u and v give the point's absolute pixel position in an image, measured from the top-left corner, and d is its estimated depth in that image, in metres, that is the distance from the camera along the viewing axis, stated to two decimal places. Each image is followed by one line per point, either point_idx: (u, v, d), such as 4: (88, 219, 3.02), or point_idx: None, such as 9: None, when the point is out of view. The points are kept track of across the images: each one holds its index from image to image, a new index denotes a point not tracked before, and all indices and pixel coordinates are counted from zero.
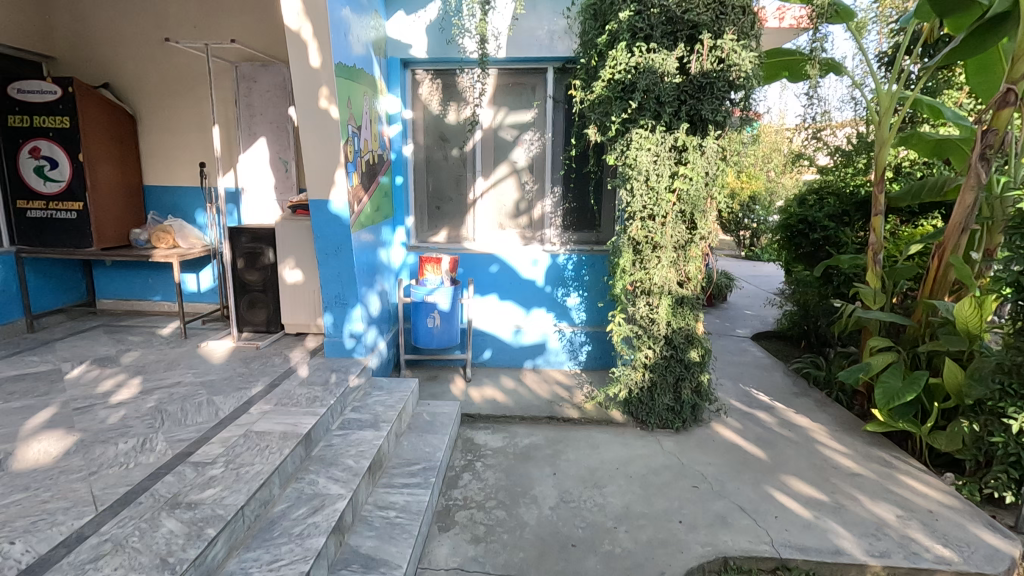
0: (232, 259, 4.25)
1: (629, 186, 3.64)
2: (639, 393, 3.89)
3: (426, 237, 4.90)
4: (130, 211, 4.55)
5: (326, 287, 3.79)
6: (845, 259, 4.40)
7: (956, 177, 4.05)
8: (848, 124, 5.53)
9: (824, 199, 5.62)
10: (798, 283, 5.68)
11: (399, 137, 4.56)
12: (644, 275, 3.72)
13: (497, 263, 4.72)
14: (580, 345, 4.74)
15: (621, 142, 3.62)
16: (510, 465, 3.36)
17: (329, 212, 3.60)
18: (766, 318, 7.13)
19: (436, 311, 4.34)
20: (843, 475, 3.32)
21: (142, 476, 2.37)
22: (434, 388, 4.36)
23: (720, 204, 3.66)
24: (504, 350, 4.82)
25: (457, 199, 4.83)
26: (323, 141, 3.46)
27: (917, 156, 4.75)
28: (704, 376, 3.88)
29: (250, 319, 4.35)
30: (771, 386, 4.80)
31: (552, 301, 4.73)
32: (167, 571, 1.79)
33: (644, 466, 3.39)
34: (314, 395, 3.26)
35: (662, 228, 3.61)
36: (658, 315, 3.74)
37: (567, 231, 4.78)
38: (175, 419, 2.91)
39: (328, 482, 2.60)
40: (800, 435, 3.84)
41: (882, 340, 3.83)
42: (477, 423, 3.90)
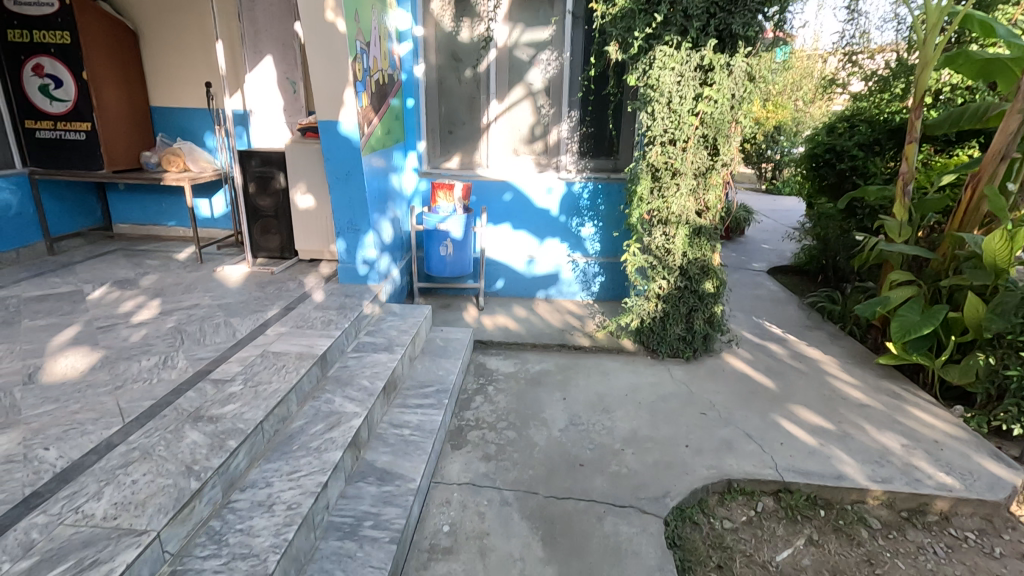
0: (243, 183, 4.20)
1: (650, 109, 3.46)
2: (651, 323, 3.89)
3: (438, 163, 4.78)
4: (139, 133, 4.48)
5: (338, 212, 3.75)
6: (872, 189, 4.24)
7: (1000, 103, 3.80)
8: (888, 46, 5.16)
9: (855, 127, 5.36)
10: (820, 215, 5.51)
11: (409, 56, 4.35)
12: (661, 204, 3.62)
13: (510, 191, 4.62)
14: (593, 276, 4.71)
15: (642, 61, 3.41)
16: (521, 390, 3.44)
17: (340, 134, 3.51)
18: (784, 252, 7.00)
19: (449, 239, 4.30)
20: (851, 405, 3.35)
21: (165, 391, 2.46)
22: (447, 315, 4.40)
23: (745, 129, 3.50)
24: (517, 280, 4.81)
25: (470, 123, 4.67)
26: (330, 58, 3.31)
27: (960, 81, 4.45)
28: (717, 307, 3.85)
29: (264, 245, 4.35)
30: (784, 319, 4.77)
31: (566, 231, 4.66)
32: (193, 477, 1.89)
33: (652, 393, 3.44)
34: (329, 318, 3.31)
35: (683, 153, 3.48)
36: (675, 245, 3.67)
37: (584, 158, 4.63)
38: (194, 339, 2.98)
39: (344, 401, 2.68)
40: (811, 367, 3.85)
41: (904, 274, 3.74)
42: (489, 349, 3.96)
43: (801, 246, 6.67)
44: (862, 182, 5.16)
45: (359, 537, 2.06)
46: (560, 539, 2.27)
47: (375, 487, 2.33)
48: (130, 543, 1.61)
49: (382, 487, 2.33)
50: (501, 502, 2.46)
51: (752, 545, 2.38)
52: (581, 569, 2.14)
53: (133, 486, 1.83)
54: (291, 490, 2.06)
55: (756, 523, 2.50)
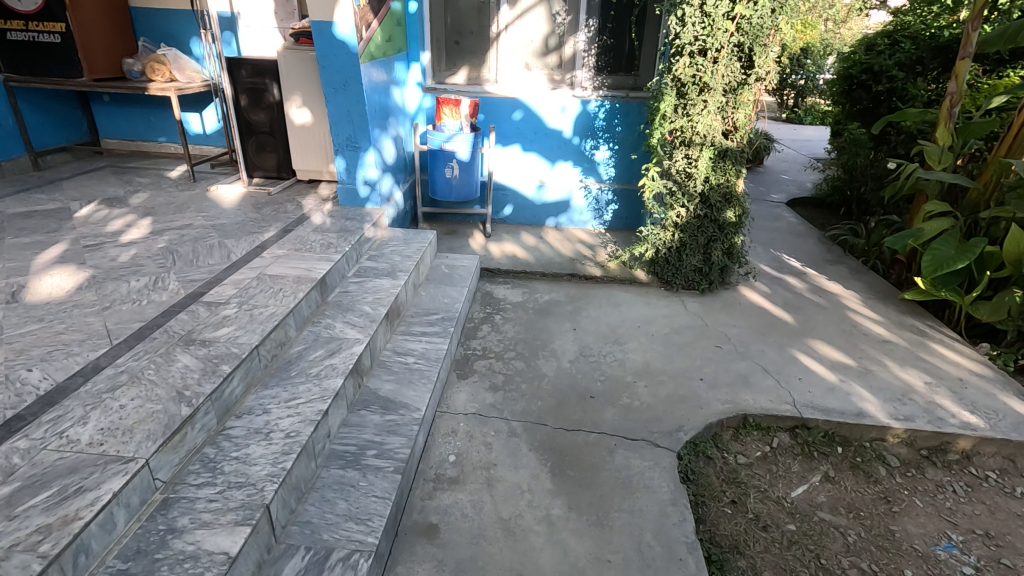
0: (235, 95, 3.90)
1: (680, 12, 3.11)
2: (666, 254, 3.70)
3: (443, 78, 4.42)
4: (119, 37, 4.10)
5: (336, 127, 3.47)
6: (913, 112, 3.91)
7: None
8: None
9: (898, 44, 4.91)
10: (848, 143, 5.17)
11: None
12: (686, 122, 3.33)
13: (521, 109, 4.29)
14: (606, 205, 4.48)
15: None
16: (529, 319, 3.31)
17: (335, 37, 3.17)
18: (804, 184, 6.66)
19: (455, 160, 4.04)
20: (873, 341, 3.21)
21: (156, 313, 2.33)
22: (452, 242, 4.21)
23: (784, 38, 3.15)
24: (526, 207, 4.58)
25: (479, 32, 4.26)
26: None
27: None
28: (738, 238, 3.64)
29: (259, 163, 4.10)
30: (804, 253, 4.56)
31: (579, 154, 4.38)
32: (184, 403, 1.79)
33: (666, 325, 3.31)
34: (328, 242, 3.13)
35: (714, 65, 3.15)
36: (697, 169, 3.41)
37: (601, 74, 4.25)
38: (187, 260, 2.83)
39: (345, 327, 2.56)
40: (831, 301, 3.69)
41: (941, 205, 3.49)
42: (497, 278, 3.81)
43: (823, 177, 6.33)
44: (901, 104, 4.75)
45: (363, 466, 1.98)
46: (569, 471, 2.20)
47: (378, 416, 2.24)
48: (117, 470, 1.52)
49: (386, 416, 2.24)
50: (509, 433, 2.38)
51: (767, 481, 2.31)
52: (590, 501, 2.07)
53: (120, 412, 1.74)
54: (289, 418, 1.96)
55: (771, 459, 2.42)
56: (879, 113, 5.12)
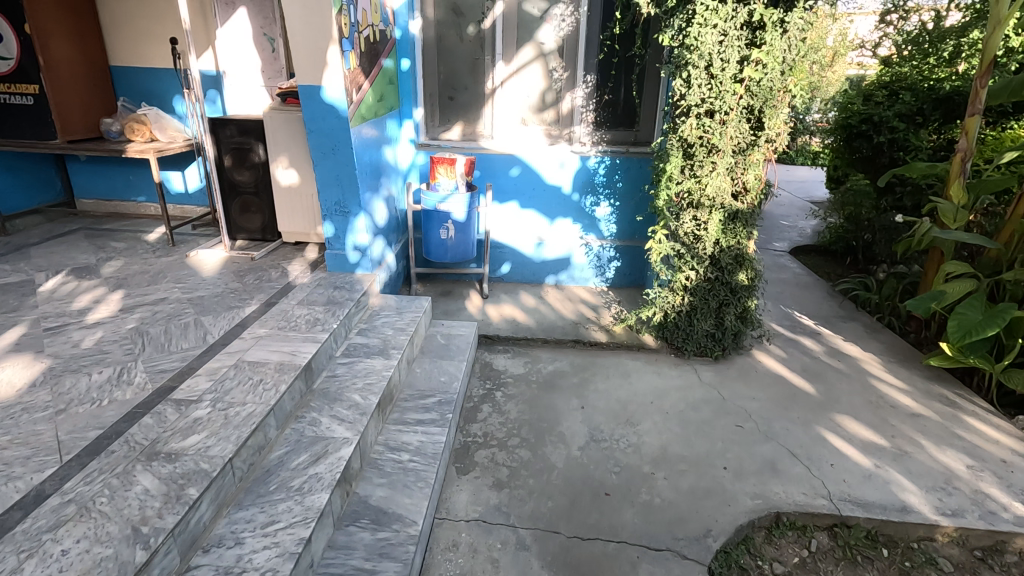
0: (218, 156, 3.74)
1: (685, 74, 2.99)
2: (676, 317, 3.51)
3: (437, 133, 4.27)
4: (96, 96, 3.92)
5: (324, 192, 3.27)
6: (921, 166, 3.81)
7: None
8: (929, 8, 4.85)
9: (896, 95, 4.89)
10: (850, 192, 5.08)
11: (404, 10, 3.80)
12: (694, 184, 3.18)
13: (518, 165, 4.15)
14: (608, 262, 4.29)
15: (679, 16, 2.92)
16: (533, 396, 3.06)
17: (324, 101, 2.99)
18: (804, 230, 6.55)
19: (450, 221, 3.86)
20: (903, 415, 2.99)
21: (116, 418, 2.06)
22: (448, 304, 3.99)
23: (796, 99, 3.01)
24: (524, 265, 4.38)
25: (473, 87, 4.14)
26: (309, 9, 2.77)
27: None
28: (751, 301, 3.44)
29: (243, 225, 3.91)
30: (815, 309, 4.37)
31: (580, 211, 4.22)
32: (139, 545, 1.52)
33: (681, 400, 3.06)
34: (314, 317, 2.89)
35: (722, 127, 3.01)
36: (707, 232, 3.25)
37: (600, 128, 4.13)
38: (157, 345, 2.56)
39: (332, 423, 2.29)
40: (851, 367, 3.48)
41: (960, 265, 3.34)
42: (496, 346, 3.57)
43: (824, 224, 6.23)
44: (904, 156, 4.68)
45: None
46: None
47: (369, 534, 1.96)
48: None
49: (377, 534, 1.96)
50: (518, 546, 2.11)
51: None
52: None
53: (61, 561, 1.46)
54: (265, 552, 1.69)
55: (811, 566, 2.15)
56: (881, 163, 5.05)
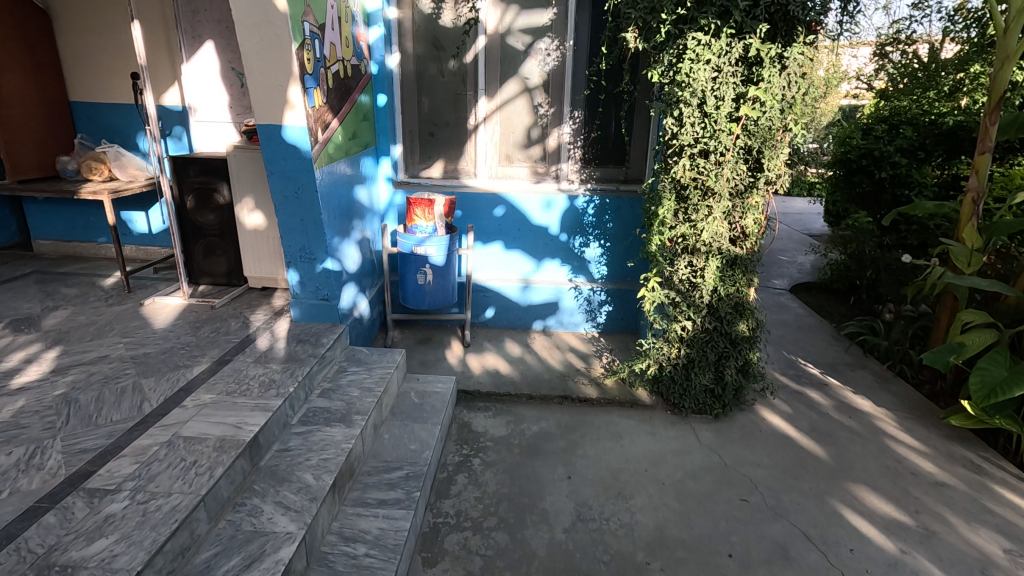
0: (180, 197, 3.50)
1: (677, 112, 2.76)
2: (672, 371, 3.22)
3: (417, 171, 4.03)
4: (53, 134, 3.70)
5: (288, 238, 3.02)
6: (928, 206, 3.60)
7: None
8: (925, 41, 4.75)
9: (897, 129, 4.74)
10: (851, 229, 4.87)
11: (380, 44, 3.62)
12: (689, 229, 2.94)
13: (502, 204, 3.91)
14: (599, 306, 4.02)
15: (668, 51, 2.70)
16: (515, 464, 2.74)
17: (285, 141, 2.75)
18: (804, 266, 6.32)
19: (428, 265, 3.60)
20: (926, 484, 2.69)
21: (12, 516, 1.74)
22: (426, 354, 3.70)
23: (797, 137, 2.79)
24: (510, 309, 4.09)
25: (455, 123, 3.92)
26: (268, 43, 2.54)
27: None
28: (753, 353, 3.17)
29: (207, 269, 3.65)
30: (820, 355, 4.09)
31: (568, 252, 3.98)
32: None
33: (678, 467, 2.75)
34: (270, 378, 2.59)
35: (718, 168, 2.78)
36: (704, 279, 3.00)
37: (588, 166, 3.92)
38: (84, 416, 2.25)
39: (275, 513, 1.97)
40: (864, 425, 3.18)
41: (978, 314, 3.09)
42: (476, 402, 3.27)
43: (825, 260, 6.00)
44: (908, 192, 4.50)
45: None
46: None
47: None
48: None
49: None
50: None
51: None
52: None
53: None
54: None
55: None
56: (883, 199, 4.87)
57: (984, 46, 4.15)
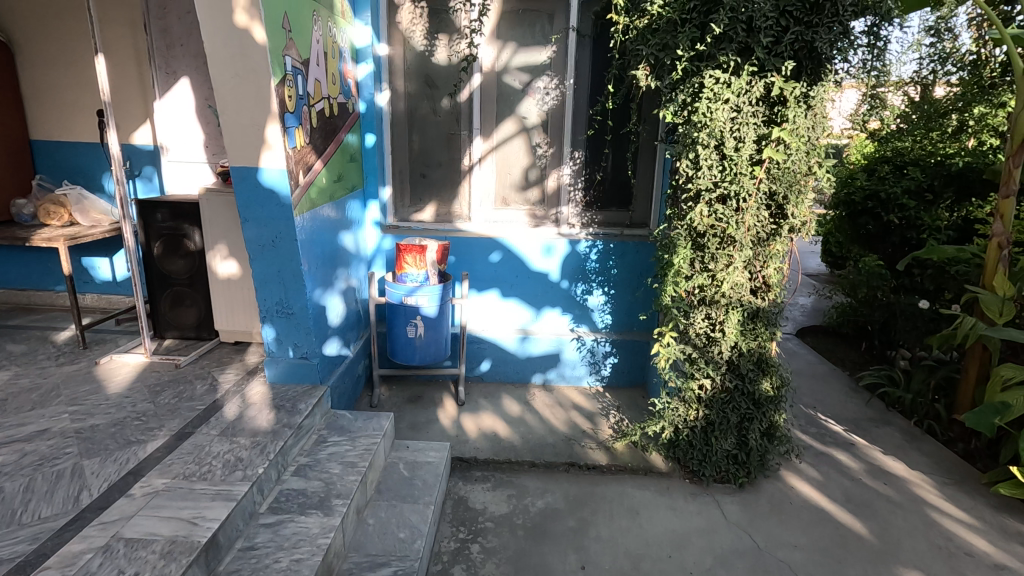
0: (146, 244, 3.18)
1: (693, 154, 2.55)
2: (689, 434, 2.91)
3: (408, 214, 3.77)
4: (11, 172, 3.36)
5: (262, 291, 2.70)
6: (950, 251, 3.40)
7: None
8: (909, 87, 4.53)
9: (904, 171, 4.61)
10: (860, 272, 4.68)
11: (369, 81, 3.41)
12: (707, 280, 2.69)
13: (499, 249, 3.65)
14: (604, 358, 3.72)
15: (683, 90, 2.50)
16: (520, 551, 2.39)
17: (261, 185, 2.47)
18: (807, 308, 6.11)
19: (419, 316, 3.29)
20: (985, 568, 2.38)
21: None
22: (416, 416, 3.35)
23: (824, 182, 2.57)
24: (506, 362, 3.76)
25: (449, 164, 3.68)
26: (244, 79, 2.29)
27: None
28: (778, 415, 2.87)
29: (174, 322, 3.30)
30: (841, 409, 3.82)
31: (570, 299, 3.71)
32: None
33: (706, 552, 2.41)
34: (236, 457, 2.23)
35: (738, 214, 2.55)
36: (723, 333, 2.73)
37: (590, 209, 3.69)
38: (6, 513, 1.87)
39: None
40: (903, 493, 2.88)
41: (1019, 369, 2.85)
42: (472, 472, 2.91)
43: (829, 302, 5.81)
44: (919, 235, 4.35)
45: None
46: None
47: None
48: None
49: None
50: None
51: None
52: None
53: None
54: None
55: None
56: (892, 242, 4.71)
57: (984, 88, 3.94)
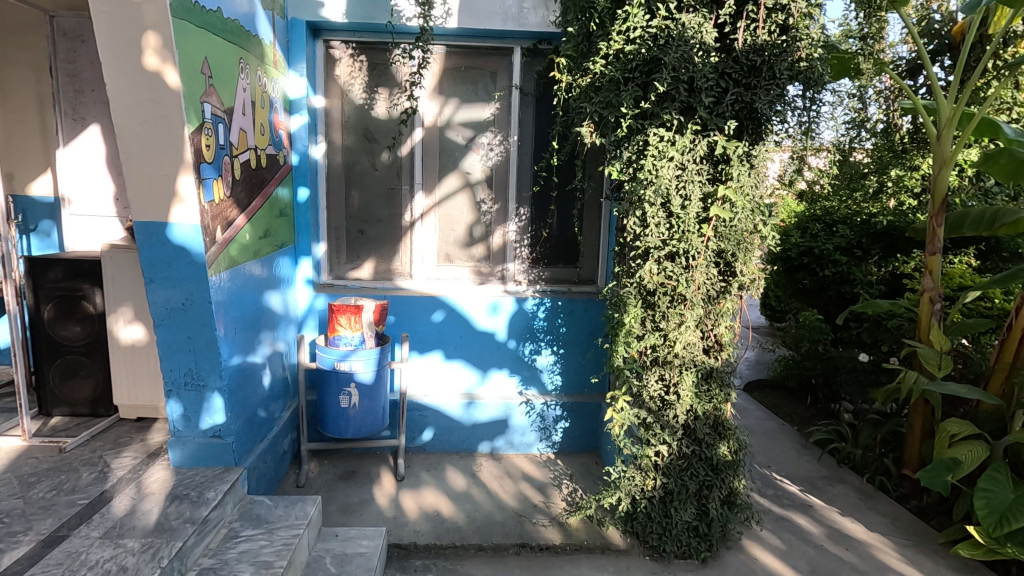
0: (35, 306, 2.76)
1: (640, 212, 2.49)
2: (647, 506, 2.71)
3: (344, 272, 3.54)
4: None
5: (168, 362, 2.36)
6: (883, 304, 3.47)
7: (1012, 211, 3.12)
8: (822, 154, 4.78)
9: (834, 229, 4.80)
10: (801, 325, 4.76)
11: (303, 133, 3.23)
12: (659, 340, 2.58)
13: (442, 309, 3.44)
14: (554, 422, 3.51)
15: (628, 147, 2.47)
16: None
17: (169, 241, 2.19)
18: (752, 361, 6.18)
19: (353, 384, 3.01)
20: None
21: None
22: (349, 496, 3.00)
23: (770, 240, 2.55)
24: (451, 430, 3.49)
25: (389, 219, 3.51)
26: (152, 126, 2.05)
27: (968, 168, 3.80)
28: (738, 481, 2.73)
29: (64, 396, 2.86)
30: (795, 467, 3.74)
31: (517, 360, 3.53)
32: None
33: None
34: (119, 565, 1.85)
35: (688, 272, 2.48)
36: (678, 396, 2.60)
37: (537, 265, 3.59)
38: None
39: None
40: (866, 559, 2.77)
41: (963, 424, 2.87)
42: (412, 561, 2.59)
43: (772, 355, 5.89)
44: (852, 290, 4.49)
45: None
46: None
47: None
48: None
49: None
50: None
51: None
52: None
53: None
54: None
55: None
56: (827, 297, 4.86)
57: (898, 152, 4.14)
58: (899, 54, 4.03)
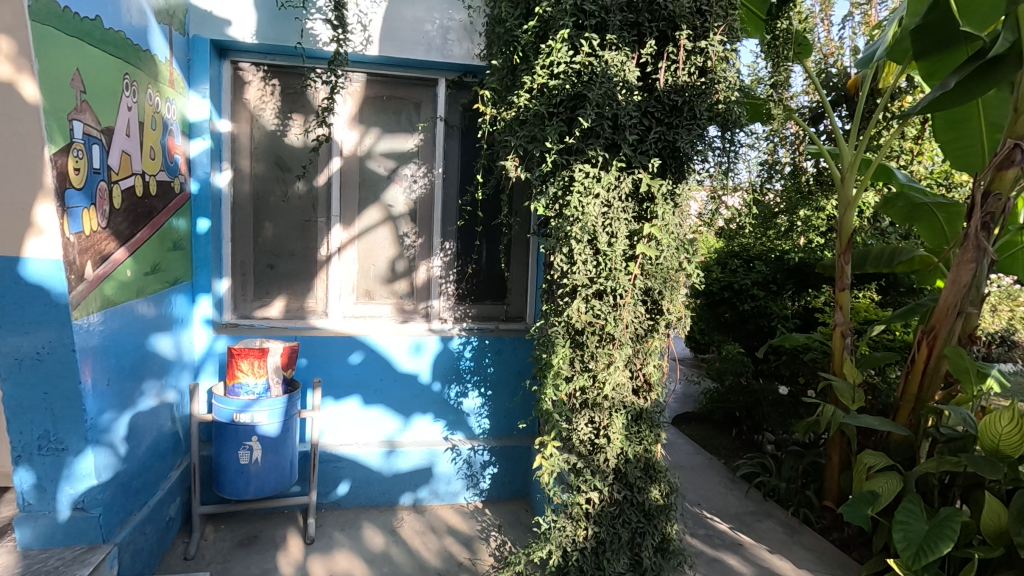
0: None
1: (567, 249, 2.41)
2: (579, 558, 2.56)
3: (251, 310, 3.22)
4: None
5: (17, 422, 1.99)
6: (798, 338, 3.57)
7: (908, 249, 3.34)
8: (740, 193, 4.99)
9: (751, 264, 4.98)
10: (724, 359, 4.86)
11: (205, 159, 2.95)
12: (588, 381, 2.48)
13: (360, 350, 3.19)
14: (482, 468, 3.31)
15: (553, 183, 2.40)
16: None
17: (21, 279, 1.85)
18: (680, 393, 6.26)
19: (255, 437, 2.69)
20: None
21: None
22: (249, 566, 2.64)
23: (695, 277, 2.54)
24: (369, 482, 3.20)
25: (302, 253, 3.25)
26: (3, 143, 1.75)
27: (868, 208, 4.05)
28: (671, 525, 2.64)
29: None
30: (724, 503, 3.74)
31: (442, 403, 3.32)
32: None
33: None
34: None
35: (616, 311, 2.41)
36: (609, 439, 2.50)
37: (463, 302, 3.43)
38: None
39: None
40: None
41: (877, 456, 2.95)
42: None
43: (699, 388, 5.99)
44: (770, 323, 4.65)
45: None
46: None
47: None
48: None
49: None
50: None
51: None
52: None
53: None
54: None
55: None
56: (747, 330, 5.01)
57: (804, 194, 4.40)
58: (801, 103, 4.31)
